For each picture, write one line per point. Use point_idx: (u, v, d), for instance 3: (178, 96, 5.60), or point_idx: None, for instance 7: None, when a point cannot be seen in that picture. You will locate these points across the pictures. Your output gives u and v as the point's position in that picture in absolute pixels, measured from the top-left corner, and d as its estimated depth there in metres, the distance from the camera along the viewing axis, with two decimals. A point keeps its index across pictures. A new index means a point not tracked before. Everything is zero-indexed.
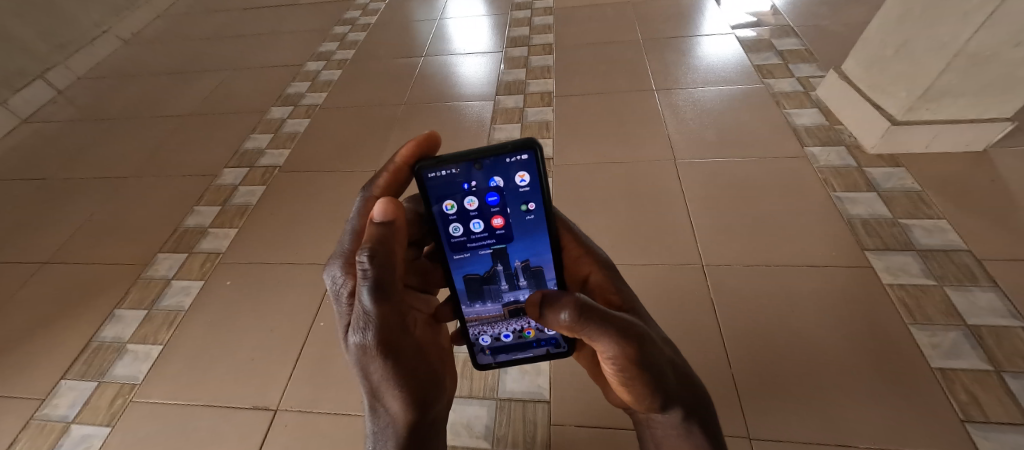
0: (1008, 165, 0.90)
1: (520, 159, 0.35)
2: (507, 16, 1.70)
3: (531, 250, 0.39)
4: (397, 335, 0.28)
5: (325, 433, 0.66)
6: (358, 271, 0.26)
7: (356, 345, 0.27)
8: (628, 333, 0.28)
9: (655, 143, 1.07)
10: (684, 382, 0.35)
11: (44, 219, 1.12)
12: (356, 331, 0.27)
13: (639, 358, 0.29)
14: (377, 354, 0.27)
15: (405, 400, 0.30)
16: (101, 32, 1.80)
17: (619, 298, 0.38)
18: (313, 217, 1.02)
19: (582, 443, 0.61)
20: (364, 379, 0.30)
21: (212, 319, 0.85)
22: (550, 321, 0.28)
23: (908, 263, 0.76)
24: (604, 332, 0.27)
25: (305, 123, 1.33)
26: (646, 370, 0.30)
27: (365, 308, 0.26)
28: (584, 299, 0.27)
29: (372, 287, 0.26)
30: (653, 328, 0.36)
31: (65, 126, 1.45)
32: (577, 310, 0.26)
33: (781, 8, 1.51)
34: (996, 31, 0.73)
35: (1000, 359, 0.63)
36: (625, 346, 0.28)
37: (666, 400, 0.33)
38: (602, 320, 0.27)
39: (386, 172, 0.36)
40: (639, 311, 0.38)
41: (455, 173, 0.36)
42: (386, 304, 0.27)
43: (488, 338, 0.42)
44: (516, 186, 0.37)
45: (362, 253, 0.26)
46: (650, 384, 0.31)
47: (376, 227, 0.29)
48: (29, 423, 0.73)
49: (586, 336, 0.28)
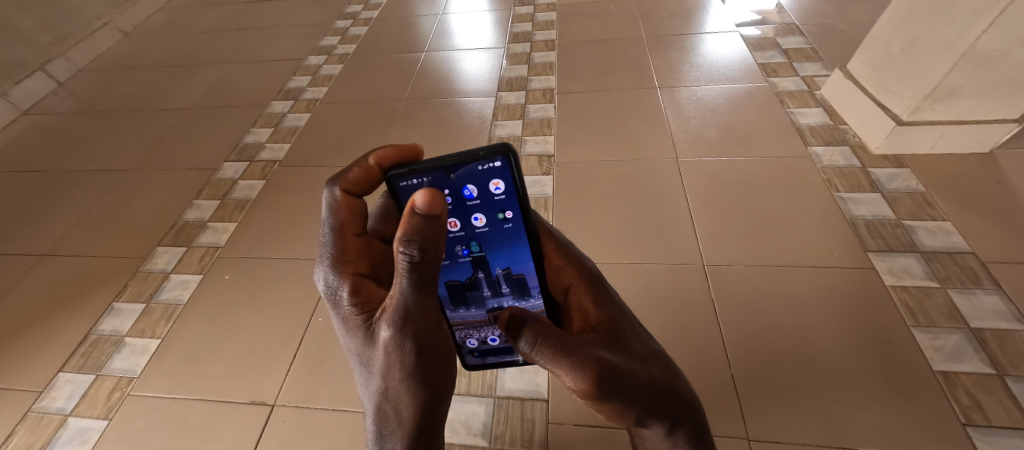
0: (1014, 167, 0.89)
1: (493, 166, 0.34)
2: (511, 11, 1.69)
3: (512, 258, 0.39)
4: (431, 334, 0.28)
5: (323, 429, 0.66)
6: (400, 268, 0.23)
7: (389, 339, 0.28)
8: (588, 363, 0.28)
9: (658, 141, 1.06)
10: (667, 400, 0.35)
11: (44, 212, 1.11)
12: (390, 325, 0.27)
13: (601, 386, 0.29)
14: (406, 351, 0.28)
15: (422, 401, 0.30)
16: (102, 24, 1.79)
17: (597, 315, 0.37)
18: (313, 212, 1.01)
19: (581, 443, 0.61)
20: (382, 375, 0.30)
21: (212, 312, 0.85)
22: (515, 343, 0.30)
23: (911, 265, 0.76)
24: (560, 359, 0.28)
25: (305, 117, 1.32)
26: (612, 397, 0.30)
27: (405, 302, 0.26)
28: (543, 327, 0.28)
29: (415, 284, 0.24)
30: (633, 345, 0.36)
31: (65, 118, 1.45)
32: (533, 336, 0.28)
33: (787, 6, 1.50)
34: (1006, 31, 0.72)
35: (1004, 363, 0.62)
36: (584, 374, 0.28)
37: (641, 418, 0.34)
38: (558, 347, 0.28)
39: (358, 168, 0.35)
40: (619, 326, 0.36)
41: (427, 181, 0.35)
42: (429, 302, 0.26)
43: (475, 341, 0.43)
44: (491, 194, 0.35)
45: (404, 250, 0.22)
46: (618, 407, 0.32)
47: (416, 224, 0.21)
48: (27, 415, 0.73)
49: (548, 363, 0.29)
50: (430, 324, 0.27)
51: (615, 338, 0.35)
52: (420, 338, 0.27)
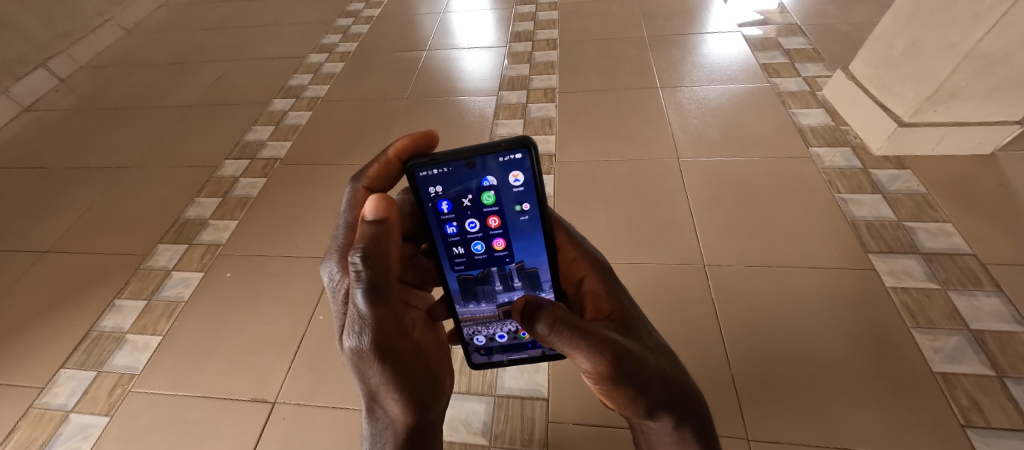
0: (1015, 169, 0.89)
1: (513, 158, 0.34)
2: (512, 10, 1.69)
3: (527, 251, 0.39)
4: (395, 338, 0.28)
5: (323, 426, 0.66)
6: (351, 271, 0.26)
7: (351, 349, 0.28)
8: (605, 346, 0.29)
9: (659, 142, 1.06)
10: (677, 391, 0.36)
11: (45, 209, 1.12)
12: (352, 334, 0.27)
13: (616, 371, 0.29)
14: (373, 359, 0.28)
15: (404, 403, 0.31)
16: (103, 21, 1.79)
17: (610, 306, 0.38)
18: (314, 210, 1.01)
19: (580, 442, 0.61)
20: (362, 381, 0.30)
21: (212, 310, 0.85)
22: (530, 328, 0.30)
23: (912, 266, 0.76)
24: (577, 342, 0.28)
25: (307, 115, 1.32)
26: (626, 383, 0.30)
27: (361, 313, 0.26)
28: (559, 311, 0.29)
29: (366, 288, 0.26)
30: (643, 336, 0.36)
31: (66, 115, 1.45)
32: (551, 319, 0.29)
33: (789, 7, 1.50)
34: (1008, 33, 0.72)
35: (1003, 365, 0.62)
36: (600, 357, 0.28)
37: (651, 409, 0.34)
38: (576, 330, 0.28)
39: (378, 163, 0.36)
40: (630, 317, 0.37)
41: (447, 171, 0.35)
42: (382, 306, 0.27)
43: (483, 338, 0.42)
44: (510, 185, 0.36)
45: (357, 253, 0.26)
46: (631, 394, 0.32)
47: (369, 226, 0.28)
48: (28, 411, 0.73)
49: (564, 347, 0.30)
50: (391, 328, 0.28)
51: (627, 326, 0.35)
52: (385, 344, 0.27)
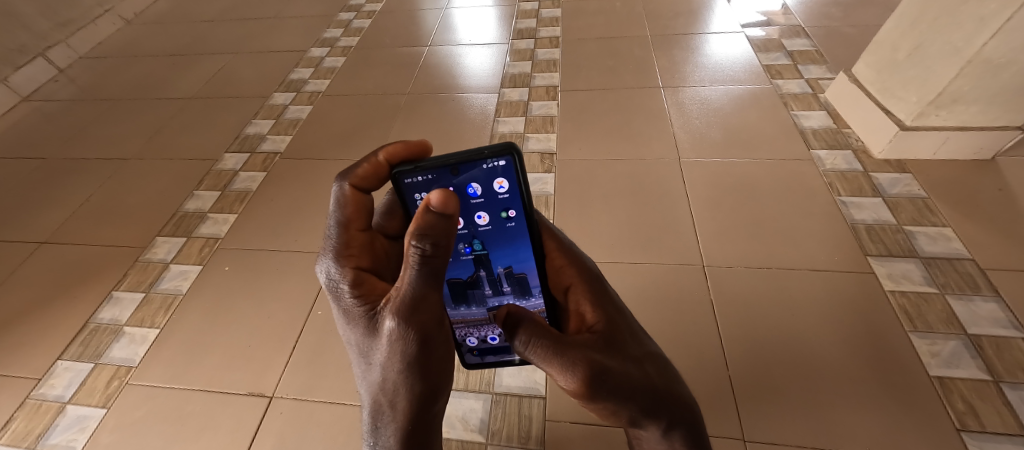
0: (1015, 175, 0.89)
1: (497, 165, 0.34)
2: (516, 7, 1.69)
3: (514, 257, 0.39)
4: (436, 330, 0.29)
5: (320, 421, 0.66)
6: (409, 254, 0.25)
7: (391, 331, 0.28)
8: (579, 365, 0.29)
9: (661, 142, 1.06)
10: (663, 403, 0.35)
11: (43, 199, 1.11)
12: (393, 316, 0.28)
13: (592, 388, 0.30)
14: (411, 343, 0.28)
15: (417, 393, 0.31)
16: (104, 11, 1.78)
17: (595, 316, 0.37)
18: (315, 205, 1.01)
19: (576, 442, 0.61)
20: (380, 369, 0.31)
21: (211, 303, 0.85)
22: (511, 341, 0.31)
23: (910, 270, 0.76)
24: (552, 360, 0.29)
25: (307, 110, 1.31)
26: (604, 398, 0.31)
27: (412, 291, 0.27)
28: (536, 328, 0.30)
29: (423, 273, 0.26)
30: (630, 346, 0.36)
31: (66, 105, 1.44)
32: (527, 337, 0.30)
33: (793, 8, 1.49)
34: (1012, 38, 0.71)
35: (1000, 370, 0.62)
36: (574, 375, 0.29)
37: (636, 418, 0.34)
38: (552, 348, 0.29)
39: (368, 163, 0.36)
40: (616, 328, 0.36)
41: (431, 178, 0.35)
42: (431, 294, 0.27)
43: (475, 339, 0.42)
44: (495, 192, 0.35)
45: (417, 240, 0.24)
46: (613, 406, 0.32)
47: (428, 218, 0.23)
48: (24, 402, 0.73)
49: (545, 365, 0.31)
50: (434, 318, 0.28)
51: (611, 339, 0.35)
52: (426, 334, 0.28)
